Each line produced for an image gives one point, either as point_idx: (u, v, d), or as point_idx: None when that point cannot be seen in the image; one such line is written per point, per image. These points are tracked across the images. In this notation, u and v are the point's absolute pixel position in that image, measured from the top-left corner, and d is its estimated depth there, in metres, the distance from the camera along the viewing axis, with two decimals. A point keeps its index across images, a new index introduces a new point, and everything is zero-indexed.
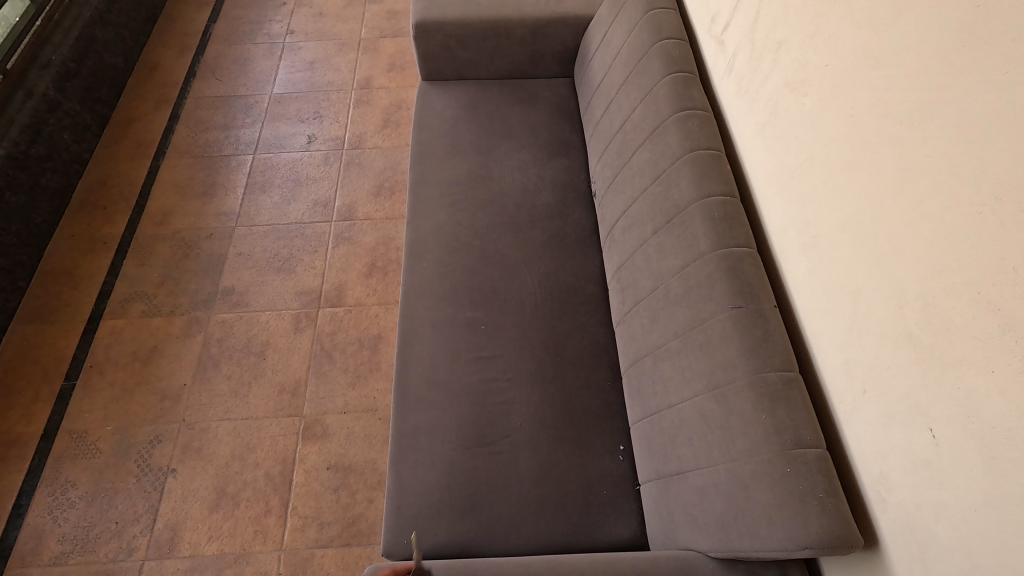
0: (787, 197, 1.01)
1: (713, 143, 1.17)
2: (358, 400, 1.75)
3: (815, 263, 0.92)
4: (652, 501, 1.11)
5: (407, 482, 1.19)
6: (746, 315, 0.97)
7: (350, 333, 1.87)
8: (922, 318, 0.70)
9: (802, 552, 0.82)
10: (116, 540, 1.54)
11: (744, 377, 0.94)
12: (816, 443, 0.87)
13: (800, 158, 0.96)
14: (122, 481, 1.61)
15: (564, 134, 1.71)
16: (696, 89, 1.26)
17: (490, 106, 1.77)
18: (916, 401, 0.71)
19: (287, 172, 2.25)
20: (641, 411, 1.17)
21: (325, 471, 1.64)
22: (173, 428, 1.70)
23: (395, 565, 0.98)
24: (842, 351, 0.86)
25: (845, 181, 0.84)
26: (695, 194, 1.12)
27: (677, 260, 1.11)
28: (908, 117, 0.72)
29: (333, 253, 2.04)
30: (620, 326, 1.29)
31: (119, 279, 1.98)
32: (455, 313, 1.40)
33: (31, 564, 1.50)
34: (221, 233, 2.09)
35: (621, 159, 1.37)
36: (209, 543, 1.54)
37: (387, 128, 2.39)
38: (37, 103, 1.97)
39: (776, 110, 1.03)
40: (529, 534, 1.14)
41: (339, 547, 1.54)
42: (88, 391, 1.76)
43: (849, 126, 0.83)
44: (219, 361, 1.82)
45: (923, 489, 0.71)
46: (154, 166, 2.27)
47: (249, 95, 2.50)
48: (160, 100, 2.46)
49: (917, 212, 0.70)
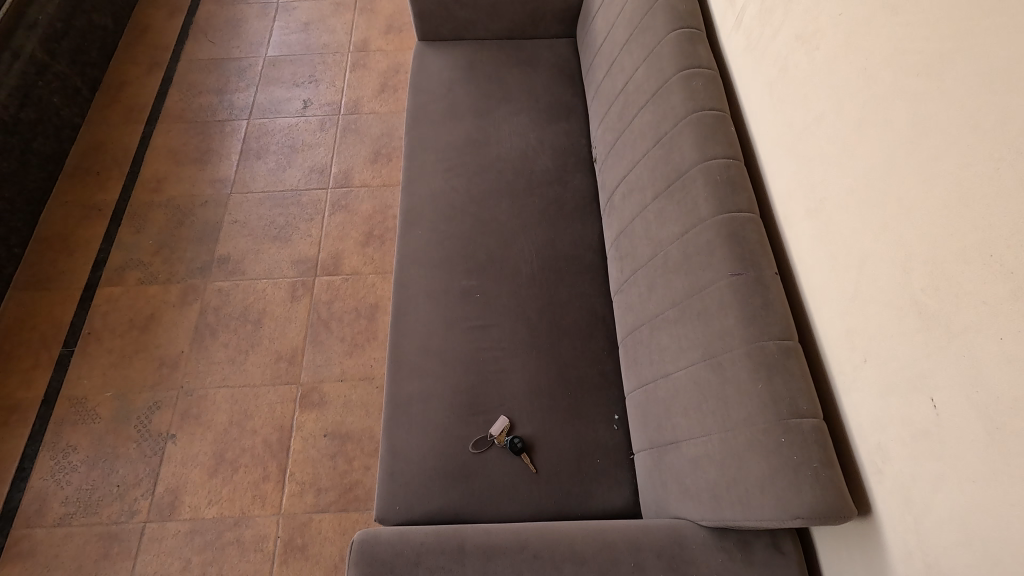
0: (792, 160, 0.96)
1: (718, 104, 1.12)
2: (355, 369, 1.75)
3: (820, 228, 0.88)
4: (645, 471, 1.10)
5: (400, 449, 1.19)
6: (745, 282, 0.94)
7: (347, 302, 1.86)
8: (929, 284, 0.67)
9: (794, 522, 0.81)
10: (118, 503, 1.56)
11: (742, 347, 0.91)
12: (813, 413, 0.85)
13: (808, 117, 0.91)
14: (123, 446, 1.63)
15: (565, 97, 1.65)
16: (702, 46, 1.19)
17: (488, 68, 1.70)
18: (918, 369, 0.69)
19: (282, 138, 2.20)
20: (636, 380, 1.15)
21: (323, 439, 1.65)
22: (171, 394, 1.71)
23: (386, 530, 0.97)
24: (844, 319, 0.83)
25: (854, 141, 0.79)
26: (697, 157, 1.07)
27: (677, 226, 1.08)
28: (926, 68, 0.67)
29: (330, 221, 2.01)
30: (617, 296, 1.26)
31: (115, 246, 1.96)
32: (450, 282, 1.37)
33: (36, 525, 1.53)
34: (216, 201, 2.06)
35: (622, 123, 1.32)
36: (209, 506, 1.56)
37: (385, 93, 2.32)
38: (24, 65, 1.94)
39: (784, 66, 0.97)
40: (521, 502, 1.14)
41: (336, 512, 1.56)
42: (86, 358, 1.76)
43: (862, 80, 0.78)
44: (216, 329, 1.81)
45: (922, 460, 0.69)
46: (147, 132, 2.22)
47: (242, 57, 2.42)
48: (152, 63, 2.39)
49: (931, 171, 0.66)
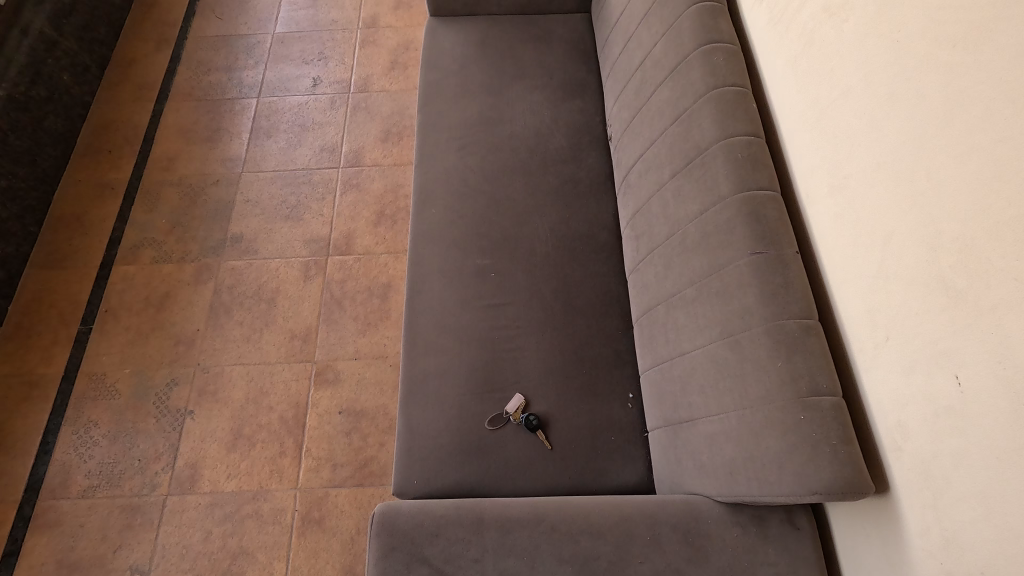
0: (816, 136, 0.95)
1: (740, 80, 1.10)
2: (369, 347, 1.77)
3: (843, 206, 0.87)
4: (660, 448, 1.11)
5: (417, 425, 1.21)
6: (766, 261, 0.94)
7: (359, 282, 1.86)
8: (959, 261, 0.66)
9: (811, 497, 0.82)
10: (139, 476, 1.60)
11: (761, 325, 0.91)
12: (832, 392, 0.85)
13: (834, 92, 0.89)
14: (143, 422, 1.66)
15: (579, 74, 1.62)
16: (723, 21, 1.17)
17: (502, 43, 1.67)
18: (944, 347, 0.69)
19: (292, 117, 2.19)
20: (652, 359, 1.15)
21: (338, 416, 1.67)
22: (188, 371, 1.73)
23: (406, 503, 0.99)
24: (866, 298, 0.83)
25: (883, 116, 0.78)
26: (718, 134, 1.06)
27: (696, 205, 1.07)
28: (965, 39, 0.66)
29: (342, 201, 2.01)
30: (633, 275, 1.26)
31: (128, 225, 1.97)
32: (465, 261, 1.38)
33: (61, 497, 1.57)
34: (227, 180, 2.06)
35: (639, 100, 1.30)
36: (228, 480, 1.60)
37: (394, 71, 2.29)
38: (33, 42, 1.93)
39: (810, 39, 0.96)
40: (537, 477, 1.16)
41: (352, 487, 1.59)
42: (104, 335, 1.79)
43: (893, 53, 0.76)
44: (230, 308, 1.83)
45: (944, 437, 0.69)
46: (157, 110, 2.21)
47: (250, 34, 2.39)
48: (160, 40, 2.36)
49: (966, 146, 0.66)
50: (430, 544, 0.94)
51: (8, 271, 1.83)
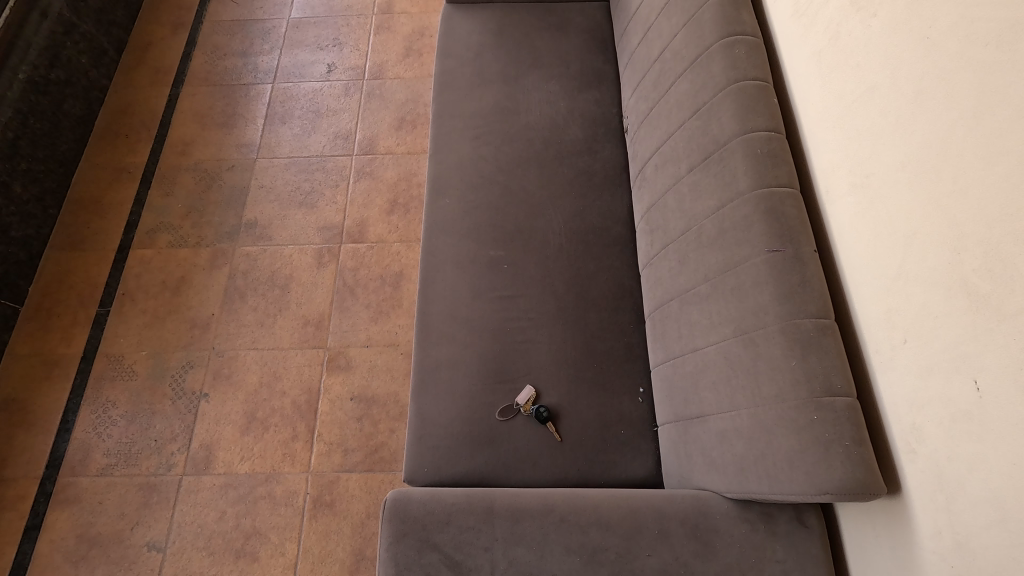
0: (839, 131, 0.93)
1: (761, 74, 1.08)
2: (381, 335, 1.78)
3: (866, 203, 0.86)
4: (669, 443, 1.12)
5: (428, 414, 1.22)
6: (783, 258, 0.93)
7: (372, 270, 1.88)
8: (982, 264, 0.65)
9: (822, 496, 0.82)
10: (155, 456, 1.64)
11: (776, 324, 0.91)
12: (847, 392, 0.85)
13: (859, 88, 0.88)
14: (159, 403, 1.70)
15: (596, 64, 1.60)
16: (746, 12, 1.15)
17: (518, 31, 1.65)
18: (963, 351, 0.68)
19: (306, 104, 2.19)
20: (664, 354, 1.15)
21: (349, 402, 1.70)
22: (203, 355, 1.76)
23: (417, 490, 1.01)
24: (885, 298, 0.82)
25: (908, 114, 0.77)
26: (737, 129, 1.04)
27: (713, 200, 1.05)
28: (999, 38, 0.65)
29: (355, 188, 2.01)
30: (647, 268, 1.25)
31: (145, 210, 1.99)
32: (477, 252, 1.38)
33: (81, 474, 1.61)
34: (242, 165, 2.07)
35: (657, 91, 1.28)
36: (242, 462, 1.63)
37: (410, 57, 2.28)
38: (53, 24, 1.93)
39: (836, 32, 0.94)
40: (546, 468, 1.17)
41: (363, 472, 1.62)
42: (123, 317, 1.82)
43: (922, 49, 0.75)
44: (245, 293, 1.85)
45: (960, 441, 0.69)
46: (173, 95, 2.22)
47: (266, 19, 2.38)
48: (176, 24, 2.36)
49: (995, 148, 0.64)
50: (441, 531, 0.96)
51: (29, 252, 1.85)
